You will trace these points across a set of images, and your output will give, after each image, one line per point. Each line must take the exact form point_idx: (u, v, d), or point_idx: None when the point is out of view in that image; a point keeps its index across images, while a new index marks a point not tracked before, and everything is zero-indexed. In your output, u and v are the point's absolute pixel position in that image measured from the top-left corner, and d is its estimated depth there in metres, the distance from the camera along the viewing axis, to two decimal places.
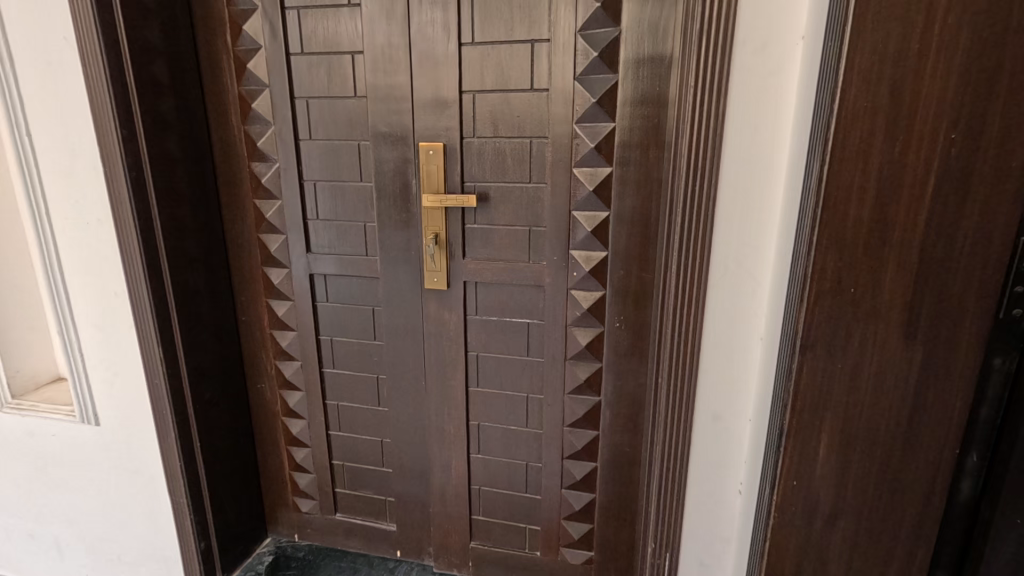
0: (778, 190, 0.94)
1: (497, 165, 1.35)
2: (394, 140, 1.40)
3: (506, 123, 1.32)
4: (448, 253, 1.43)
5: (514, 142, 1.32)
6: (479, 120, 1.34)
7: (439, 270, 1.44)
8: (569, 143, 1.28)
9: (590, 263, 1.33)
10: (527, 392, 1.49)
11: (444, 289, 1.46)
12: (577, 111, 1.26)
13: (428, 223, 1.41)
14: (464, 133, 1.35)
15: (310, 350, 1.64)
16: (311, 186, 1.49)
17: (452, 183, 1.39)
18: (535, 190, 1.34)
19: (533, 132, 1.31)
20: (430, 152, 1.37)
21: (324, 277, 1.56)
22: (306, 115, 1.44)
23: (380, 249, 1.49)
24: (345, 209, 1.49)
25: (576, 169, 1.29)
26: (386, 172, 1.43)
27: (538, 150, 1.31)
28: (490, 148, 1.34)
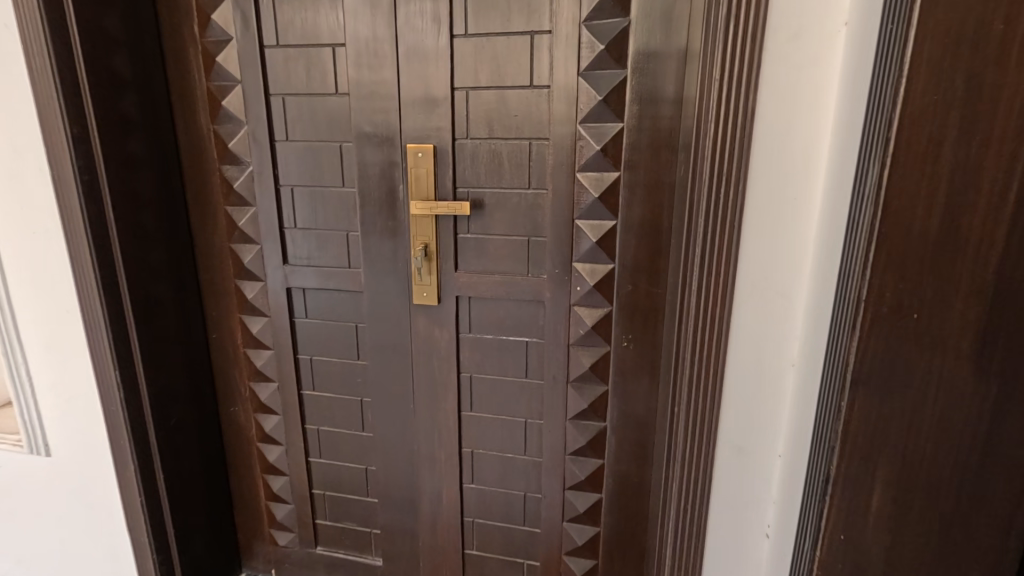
0: (816, 197, 0.83)
1: (493, 169, 1.23)
2: (379, 141, 1.27)
3: (503, 124, 1.20)
4: (440, 265, 1.31)
5: (512, 144, 1.20)
6: (472, 120, 1.22)
7: (429, 284, 1.31)
8: (573, 146, 1.16)
9: (596, 276, 1.21)
10: (526, 416, 1.37)
11: (435, 305, 1.33)
12: (581, 110, 1.14)
13: (417, 233, 1.29)
14: (457, 134, 1.23)
15: (288, 370, 1.50)
16: (288, 192, 1.36)
17: (443, 189, 1.26)
18: (535, 196, 1.22)
19: (533, 133, 1.19)
20: (419, 155, 1.25)
21: (303, 291, 1.43)
22: (283, 115, 1.31)
23: (364, 261, 1.36)
24: (326, 216, 1.36)
25: (580, 174, 1.17)
26: (370, 177, 1.30)
27: (538, 152, 1.19)
28: (486, 150, 1.22)
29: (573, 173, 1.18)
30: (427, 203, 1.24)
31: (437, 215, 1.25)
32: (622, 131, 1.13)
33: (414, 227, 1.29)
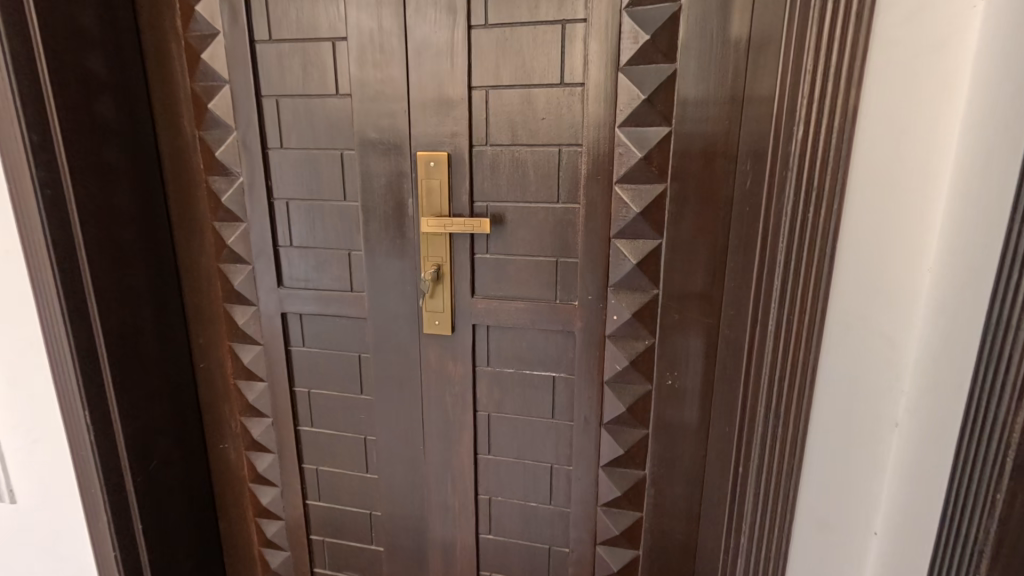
0: (931, 231, 0.70)
1: (517, 180, 1.07)
2: (385, 149, 1.12)
3: (528, 128, 1.04)
4: (454, 290, 1.14)
5: (539, 151, 1.04)
6: (492, 124, 1.05)
7: (442, 312, 1.15)
8: (611, 152, 1.00)
9: (636, 304, 1.04)
10: (552, 461, 1.20)
11: (449, 335, 1.17)
12: (620, 111, 0.98)
13: (429, 253, 1.13)
14: (474, 140, 1.07)
15: (283, 405, 1.34)
16: (283, 206, 1.20)
17: (459, 203, 1.10)
18: (565, 212, 1.05)
19: (563, 139, 1.02)
20: (431, 164, 1.09)
21: (300, 317, 1.27)
22: (277, 119, 1.15)
23: (368, 284, 1.20)
24: (326, 234, 1.20)
25: (618, 186, 1.01)
26: (376, 189, 1.14)
27: (569, 161, 1.03)
28: (508, 158, 1.06)
29: (611, 185, 1.01)
30: (441, 219, 1.08)
31: (452, 233, 1.09)
32: (670, 135, 0.96)
33: (426, 246, 1.12)
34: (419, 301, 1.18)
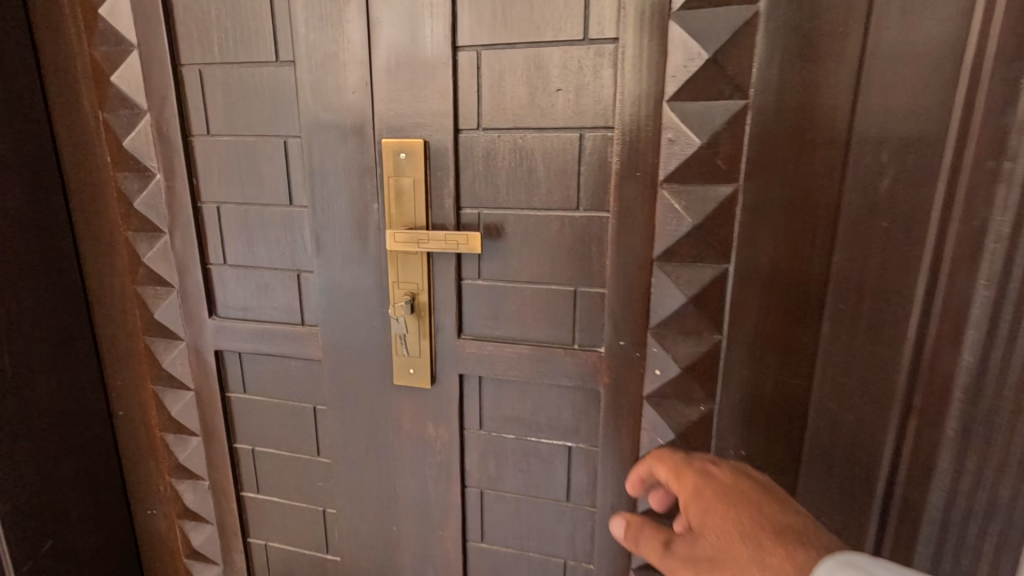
0: None
1: (521, 179, 0.76)
2: (341, 136, 0.82)
3: (536, 105, 0.74)
4: (435, 327, 0.84)
5: (553, 138, 0.74)
6: (486, 100, 0.75)
7: (418, 356, 0.85)
8: (655, 139, 0.69)
9: (688, 356, 0.74)
10: (566, 556, 0.89)
11: (428, 388, 0.86)
12: (669, 78, 0.67)
13: (401, 277, 0.83)
14: (461, 124, 0.77)
15: (222, 465, 1.05)
16: (213, 211, 0.92)
17: (441, 210, 0.80)
18: (587, 224, 0.75)
19: (585, 121, 0.72)
20: (402, 156, 0.79)
21: (239, 355, 0.98)
22: (202, 98, 0.87)
23: (322, 317, 0.90)
24: (269, 249, 0.91)
25: (665, 188, 0.70)
26: (329, 191, 0.84)
27: (594, 153, 0.73)
28: (509, 149, 0.76)
29: (655, 186, 0.70)
30: (414, 233, 0.78)
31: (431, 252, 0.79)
32: (744, 114, 0.65)
33: (396, 269, 0.83)
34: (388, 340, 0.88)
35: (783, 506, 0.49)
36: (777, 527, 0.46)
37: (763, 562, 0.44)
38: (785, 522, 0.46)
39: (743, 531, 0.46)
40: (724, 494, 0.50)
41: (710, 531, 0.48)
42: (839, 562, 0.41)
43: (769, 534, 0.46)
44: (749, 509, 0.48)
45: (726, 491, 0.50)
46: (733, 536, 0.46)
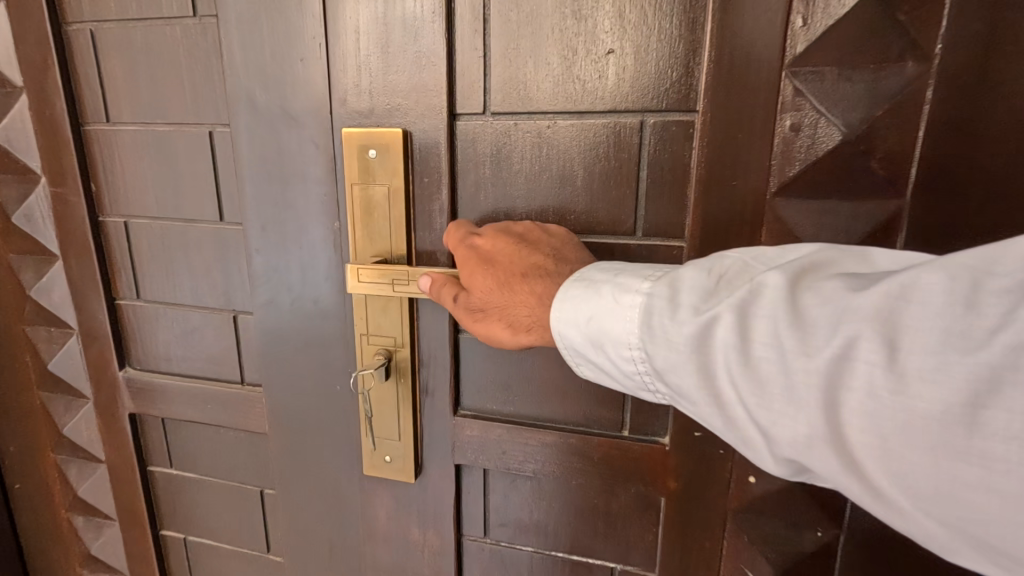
0: None
1: (546, 189, 0.51)
2: (280, 122, 0.56)
3: (573, 76, 0.48)
4: (421, 398, 0.60)
5: (598, 127, 0.49)
6: (497, 71, 0.50)
7: (398, 439, 0.60)
8: (765, 130, 0.44)
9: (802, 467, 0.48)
10: None
11: (412, 481, 0.62)
12: (791, 32, 0.42)
13: (374, 329, 0.58)
14: (460, 107, 0.52)
15: (144, 560, 0.80)
16: (120, 228, 0.67)
17: (430, 233, 0.55)
18: (647, 259, 0.50)
19: (650, 102, 0.47)
20: (372, 155, 0.54)
21: (163, 420, 0.74)
22: (98, 71, 0.62)
23: (266, 377, 0.65)
24: (193, 282, 0.66)
25: (778, 205, 0.45)
26: (264, 200, 0.58)
27: (660, 151, 0.48)
28: (530, 144, 0.51)
29: (760, 201, 0.46)
30: (392, 270, 0.54)
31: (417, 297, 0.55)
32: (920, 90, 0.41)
33: (366, 316, 0.58)
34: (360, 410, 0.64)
35: (533, 246, 0.49)
36: (523, 269, 0.48)
37: (514, 299, 0.48)
38: (531, 262, 0.48)
39: (498, 281, 0.48)
40: (482, 250, 0.49)
41: (479, 289, 0.49)
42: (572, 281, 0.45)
43: (518, 279, 0.48)
44: (503, 260, 0.48)
45: (487, 249, 0.49)
46: (494, 289, 0.48)
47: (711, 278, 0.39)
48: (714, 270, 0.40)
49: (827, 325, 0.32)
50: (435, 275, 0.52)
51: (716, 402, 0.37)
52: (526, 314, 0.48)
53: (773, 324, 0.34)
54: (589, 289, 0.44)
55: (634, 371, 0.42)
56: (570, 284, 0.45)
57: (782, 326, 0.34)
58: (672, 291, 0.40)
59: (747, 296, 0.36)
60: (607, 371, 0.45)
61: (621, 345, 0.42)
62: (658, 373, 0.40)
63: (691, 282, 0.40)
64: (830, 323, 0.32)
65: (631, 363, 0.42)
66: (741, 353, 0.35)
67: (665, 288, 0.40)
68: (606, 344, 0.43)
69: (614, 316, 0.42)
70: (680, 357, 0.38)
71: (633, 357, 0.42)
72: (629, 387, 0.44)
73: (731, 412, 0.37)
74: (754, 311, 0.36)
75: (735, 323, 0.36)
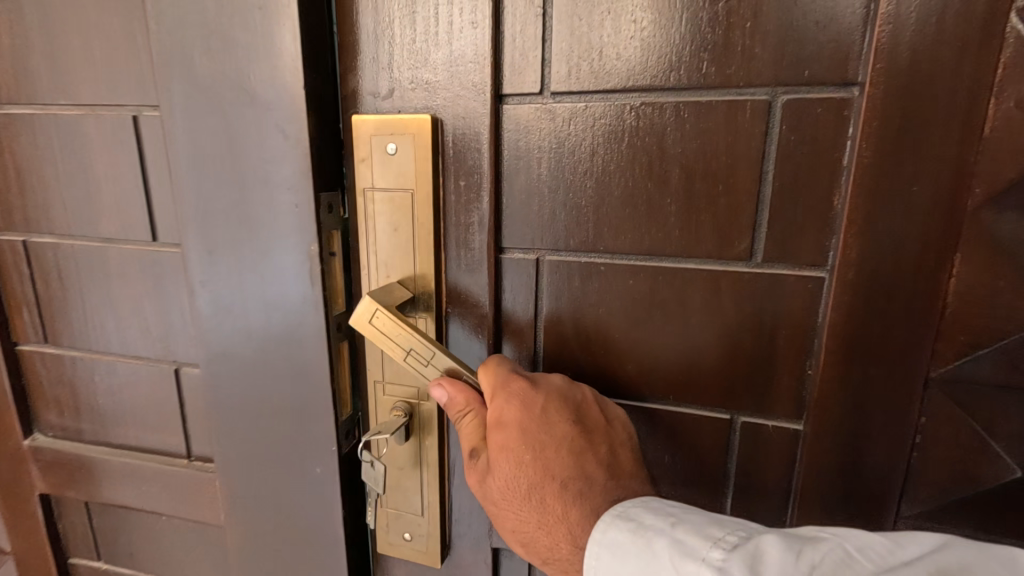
0: None
1: (626, 197, 0.38)
2: (233, 103, 0.39)
3: (670, 38, 0.35)
4: (452, 460, 0.45)
5: (705, 108, 0.35)
6: (561, 36, 0.36)
7: (419, 513, 0.46)
8: (971, 116, 0.32)
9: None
10: None
11: (436, 566, 0.47)
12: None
13: (392, 376, 0.44)
14: (507, 85, 0.38)
15: None
16: (15, 250, 0.49)
17: (462, 254, 0.41)
18: (766, 290, 0.37)
19: (782, 70, 0.34)
20: (392, 149, 0.39)
21: (86, 503, 0.56)
22: None
23: (220, 454, 0.48)
24: (115, 325, 0.48)
25: (980, 220, 0.33)
26: (215, 213, 0.41)
27: (791, 137, 0.35)
28: (606, 137, 0.37)
29: (947, 214, 0.33)
30: (445, 360, 0.39)
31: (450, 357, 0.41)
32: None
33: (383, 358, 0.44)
34: (355, 492, 0.48)
35: (589, 443, 0.36)
36: (563, 477, 0.35)
37: (536, 515, 0.35)
38: (579, 466, 0.36)
39: (527, 480, 0.35)
40: (525, 425, 0.36)
41: (504, 482, 0.36)
42: (618, 517, 0.32)
43: (555, 489, 0.35)
44: (547, 452, 0.36)
45: (532, 422, 0.36)
46: (517, 491, 0.36)
47: (797, 557, 0.26)
48: (804, 549, 0.27)
49: None
50: (462, 398, 0.38)
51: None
52: (545, 540, 0.35)
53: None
54: (635, 540, 0.30)
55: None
56: (614, 526, 0.32)
57: None
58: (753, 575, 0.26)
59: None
60: None
61: None
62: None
63: (774, 557, 0.27)
64: None
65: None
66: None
67: (738, 561, 0.27)
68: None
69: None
70: None
71: None
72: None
73: None
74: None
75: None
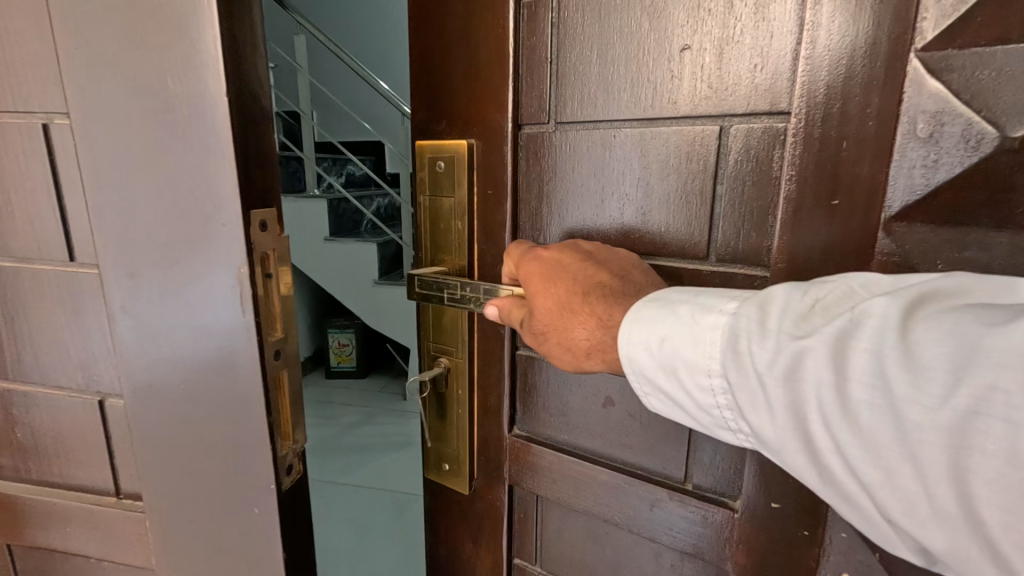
0: None
1: (615, 201, 0.41)
2: (150, 114, 0.35)
3: (643, 78, 0.37)
4: (479, 405, 0.52)
5: (668, 136, 0.37)
6: (563, 74, 0.41)
7: (453, 444, 0.54)
8: (882, 131, 0.30)
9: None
10: None
11: (465, 491, 0.55)
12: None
13: (438, 332, 0.52)
14: (524, 115, 0.43)
15: None
16: None
17: (487, 244, 0.47)
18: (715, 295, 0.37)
19: (729, 100, 0.35)
20: (439, 166, 0.47)
21: (9, 545, 0.51)
22: None
23: (151, 491, 0.44)
24: (33, 355, 0.44)
25: (895, 230, 0.30)
26: (136, 234, 0.37)
27: (740, 162, 0.35)
28: (594, 155, 0.41)
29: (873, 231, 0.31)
30: (497, 285, 0.44)
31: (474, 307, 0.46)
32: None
33: (434, 321, 0.52)
34: (296, 533, 0.44)
35: (601, 265, 0.38)
36: (586, 286, 0.38)
37: (571, 321, 0.38)
38: (597, 279, 0.38)
39: (559, 301, 0.38)
40: (546, 272, 0.39)
41: (539, 312, 0.39)
42: (648, 302, 0.35)
43: (579, 298, 0.38)
44: (567, 280, 0.38)
45: (551, 266, 0.39)
46: (555, 314, 0.39)
47: (802, 294, 0.29)
48: (811, 288, 0.30)
49: (952, 375, 0.23)
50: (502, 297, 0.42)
51: (811, 457, 0.28)
52: (580, 334, 0.38)
53: (880, 361, 0.25)
54: (661, 308, 0.34)
55: (708, 407, 0.33)
56: (639, 304, 0.35)
57: (889, 368, 0.24)
58: (763, 314, 0.30)
59: (845, 326, 0.27)
60: (679, 409, 0.35)
61: (693, 374, 0.32)
62: (740, 411, 0.31)
63: (782, 298, 0.30)
64: (953, 371, 0.23)
65: (706, 397, 0.32)
66: (837, 392, 0.26)
67: (750, 307, 0.31)
68: (675, 371, 0.33)
69: (681, 338, 0.33)
70: (772, 399, 0.29)
71: (712, 388, 0.32)
72: (701, 427, 0.34)
73: (828, 464, 0.27)
74: (854, 344, 0.26)
75: (829, 358, 0.27)
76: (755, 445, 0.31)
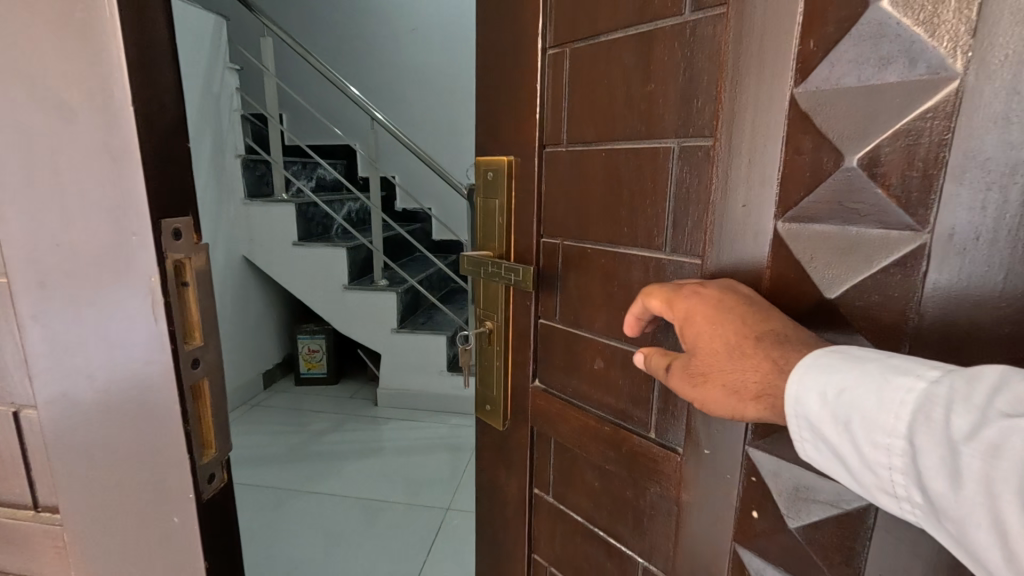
0: None
1: (611, 204, 0.49)
2: (57, 123, 0.35)
3: (620, 108, 0.47)
4: (513, 358, 0.63)
5: (631, 153, 0.47)
6: (569, 105, 0.52)
7: (491, 389, 0.65)
8: (773, 154, 0.37)
9: (812, 520, 0.38)
10: None
11: (500, 429, 0.66)
12: (796, 22, 0.35)
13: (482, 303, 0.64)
14: (548, 138, 0.54)
15: None
16: None
17: (520, 234, 0.58)
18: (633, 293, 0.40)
19: (678, 129, 0.43)
20: (490, 175, 0.60)
21: None
22: None
23: (68, 502, 0.43)
24: None
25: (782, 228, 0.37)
26: (48, 243, 0.37)
27: (685, 176, 0.43)
28: (594, 168, 0.50)
29: (764, 226, 0.38)
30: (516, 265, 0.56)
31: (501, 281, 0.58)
32: (954, 103, 0.29)
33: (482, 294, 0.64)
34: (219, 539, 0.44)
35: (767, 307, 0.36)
36: (756, 331, 0.36)
37: (738, 364, 0.36)
38: (767, 322, 0.36)
39: (726, 345, 0.37)
40: (709, 312, 0.38)
41: (703, 352, 0.38)
42: (826, 356, 0.33)
43: (749, 340, 0.36)
44: (732, 321, 0.37)
45: (715, 307, 0.37)
46: (719, 358, 0.37)
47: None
48: None
49: None
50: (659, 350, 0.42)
51: (994, 538, 0.25)
52: (750, 377, 0.36)
53: None
54: (847, 361, 0.32)
55: (877, 466, 0.31)
56: (821, 352, 0.33)
57: None
58: (968, 386, 0.27)
59: None
60: (842, 463, 0.33)
61: (875, 432, 0.31)
62: (916, 478, 0.29)
63: (996, 372, 0.27)
64: None
65: (878, 456, 0.31)
66: None
67: (956, 376, 0.28)
68: (848, 423, 0.32)
69: (865, 390, 0.31)
70: (969, 473, 0.26)
71: (890, 450, 0.30)
72: (861, 487, 0.32)
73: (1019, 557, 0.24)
74: None
75: None
76: (923, 521, 0.29)
